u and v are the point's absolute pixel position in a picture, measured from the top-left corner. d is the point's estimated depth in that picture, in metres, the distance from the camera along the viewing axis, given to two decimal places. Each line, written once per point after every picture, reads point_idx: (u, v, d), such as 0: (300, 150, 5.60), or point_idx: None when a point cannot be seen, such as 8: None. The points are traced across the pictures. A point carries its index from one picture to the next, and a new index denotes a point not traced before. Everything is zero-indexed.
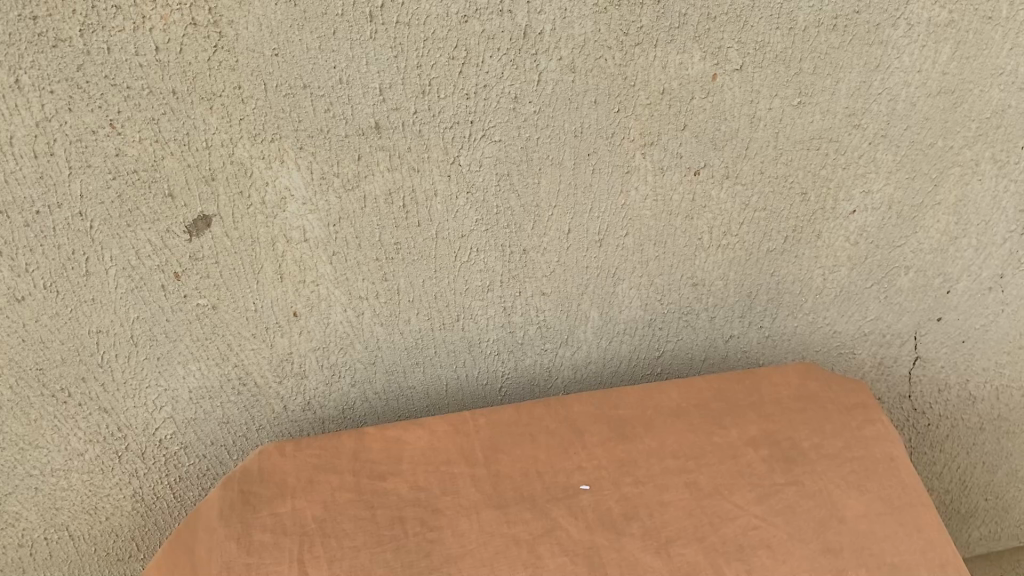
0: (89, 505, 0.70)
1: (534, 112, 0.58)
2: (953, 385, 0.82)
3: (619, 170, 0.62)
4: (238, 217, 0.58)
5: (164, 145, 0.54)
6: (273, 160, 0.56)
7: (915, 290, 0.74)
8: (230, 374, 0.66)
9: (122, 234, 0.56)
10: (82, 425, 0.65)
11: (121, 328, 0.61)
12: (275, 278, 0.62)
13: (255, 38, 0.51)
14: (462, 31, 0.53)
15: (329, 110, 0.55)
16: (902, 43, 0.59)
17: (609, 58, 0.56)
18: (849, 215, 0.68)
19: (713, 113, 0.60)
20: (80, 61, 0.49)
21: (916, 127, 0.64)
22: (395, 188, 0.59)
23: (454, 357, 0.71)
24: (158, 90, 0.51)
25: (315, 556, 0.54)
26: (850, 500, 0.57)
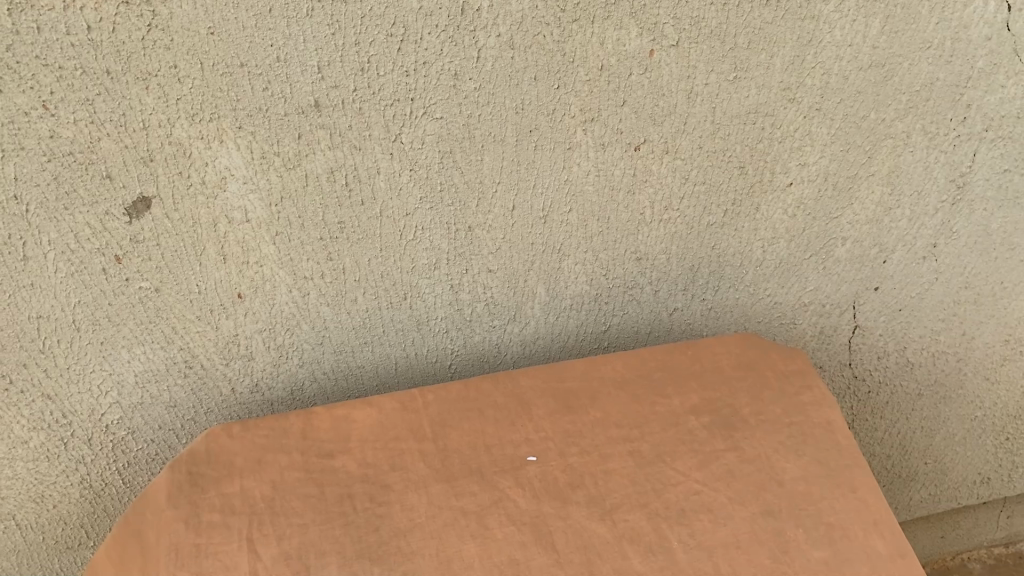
0: (36, 493, 0.69)
1: (474, 89, 0.58)
2: (891, 352, 0.85)
3: (560, 146, 0.63)
4: (178, 198, 0.58)
5: (99, 126, 0.53)
6: (212, 140, 0.56)
7: (853, 261, 0.76)
8: (176, 358, 0.66)
9: (60, 217, 0.56)
10: (25, 412, 0.64)
11: (63, 313, 0.60)
12: (219, 259, 0.62)
13: (190, 17, 0.50)
14: (399, 9, 0.53)
15: (267, 89, 0.55)
16: (834, 18, 0.61)
17: (547, 34, 0.57)
18: (786, 188, 0.70)
19: (651, 89, 0.61)
20: (9, 41, 0.48)
21: (849, 101, 0.66)
22: (338, 167, 0.59)
23: (403, 335, 0.71)
24: (91, 70, 0.51)
25: (264, 535, 0.55)
26: (788, 464, 0.59)
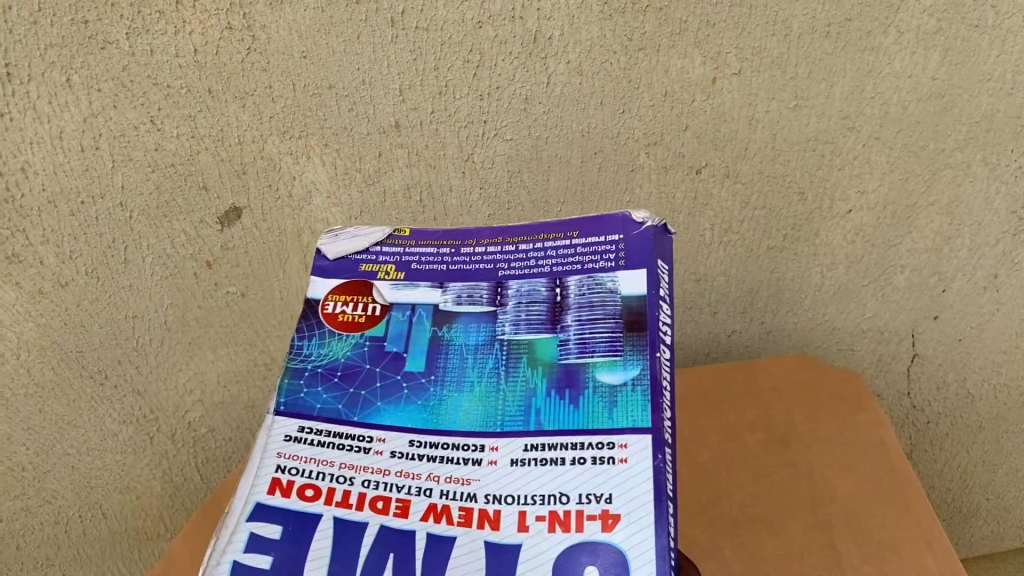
0: (123, 484, 0.73)
1: (544, 113, 0.62)
2: (951, 382, 0.82)
3: (624, 167, 0.65)
4: (266, 209, 0.62)
5: (199, 140, 0.58)
6: (300, 155, 0.60)
7: (913, 290, 0.76)
8: (258, 362, 0.69)
9: (160, 224, 0.61)
10: (117, 406, 0.69)
11: (156, 313, 0.65)
12: (302, 269, 0.65)
13: (287, 41, 0.55)
14: (477, 36, 0.57)
15: (353, 109, 0.59)
16: (893, 50, 0.63)
17: (614, 62, 0.60)
18: (845, 214, 0.71)
19: (713, 115, 0.64)
20: (126, 62, 0.55)
21: (908, 130, 0.67)
22: (413, 184, 0.63)
23: None
24: (195, 89, 0.56)
25: None
26: (840, 481, 0.60)
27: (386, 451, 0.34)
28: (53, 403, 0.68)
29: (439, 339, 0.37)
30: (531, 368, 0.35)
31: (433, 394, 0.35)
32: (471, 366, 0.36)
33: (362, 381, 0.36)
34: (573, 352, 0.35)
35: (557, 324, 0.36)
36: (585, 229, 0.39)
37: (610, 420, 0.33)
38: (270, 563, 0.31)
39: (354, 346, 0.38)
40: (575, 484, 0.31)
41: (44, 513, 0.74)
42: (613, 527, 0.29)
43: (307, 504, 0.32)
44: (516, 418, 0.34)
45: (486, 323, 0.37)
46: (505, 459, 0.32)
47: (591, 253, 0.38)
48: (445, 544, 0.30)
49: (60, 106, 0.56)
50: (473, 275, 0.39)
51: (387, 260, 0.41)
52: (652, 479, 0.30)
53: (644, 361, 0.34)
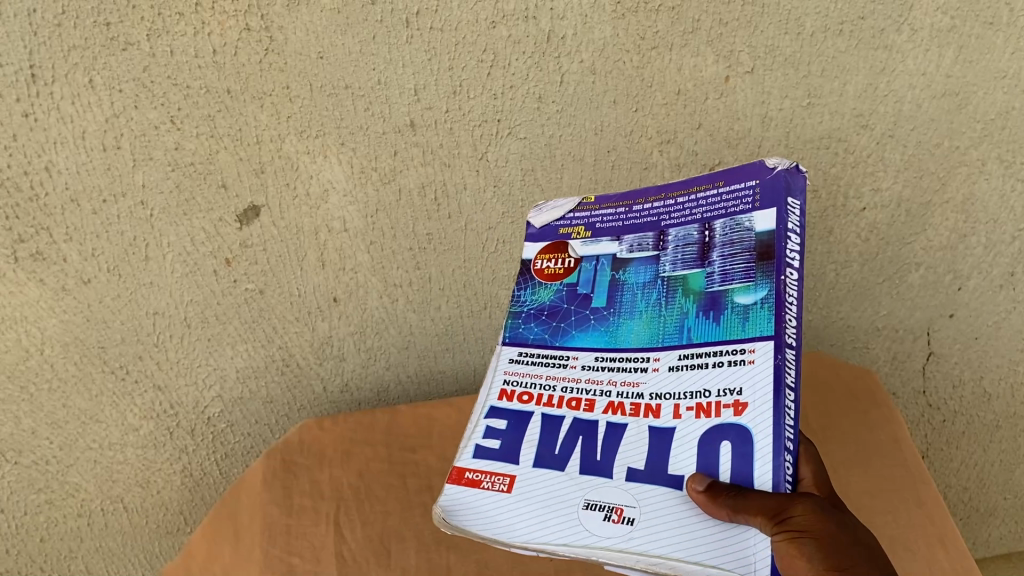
0: (143, 478, 0.76)
1: (557, 111, 0.62)
2: (967, 381, 0.83)
3: (637, 165, 0.66)
4: (285, 207, 0.63)
5: (218, 140, 0.59)
6: (317, 155, 0.61)
7: (927, 287, 0.76)
8: (275, 356, 0.71)
9: (180, 222, 0.62)
10: (138, 401, 0.71)
11: (176, 310, 0.66)
12: (318, 265, 0.67)
13: (302, 42, 0.56)
14: (491, 36, 0.58)
15: (368, 109, 0.60)
16: (907, 48, 0.63)
17: (627, 61, 0.61)
18: (859, 212, 0.71)
19: (726, 113, 0.64)
20: (146, 63, 0.55)
21: (922, 128, 0.67)
22: (428, 182, 0.64)
23: (482, 343, 0.76)
24: (215, 90, 0.57)
25: (349, 518, 0.60)
26: (853, 478, 0.61)
27: (578, 363, 0.43)
28: (76, 399, 0.69)
29: (616, 280, 0.46)
30: (685, 296, 0.43)
31: (612, 322, 0.44)
32: (641, 298, 0.44)
33: (563, 313, 0.46)
34: (717, 281, 0.42)
35: (704, 261, 0.43)
36: (730, 177, 0.45)
37: (742, 331, 0.39)
38: (499, 444, 0.40)
39: (555, 290, 0.47)
40: (716, 382, 0.38)
41: (68, 506, 0.75)
42: (743, 412, 0.37)
43: (520, 405, 0.42)
44: (670, 335, 0.42)
45: (650, 265, 0.45)
46: (665, 365, 0.41)
47: (732, 198, 0.44)
48: (619, 432, 0.39)
49: (82, 107, 0.56)
50: (642, 227, 0.47)
51: (575, 222, 0.49)
52: (771, 374, 0.37)
53: (772, 284, 0.40)
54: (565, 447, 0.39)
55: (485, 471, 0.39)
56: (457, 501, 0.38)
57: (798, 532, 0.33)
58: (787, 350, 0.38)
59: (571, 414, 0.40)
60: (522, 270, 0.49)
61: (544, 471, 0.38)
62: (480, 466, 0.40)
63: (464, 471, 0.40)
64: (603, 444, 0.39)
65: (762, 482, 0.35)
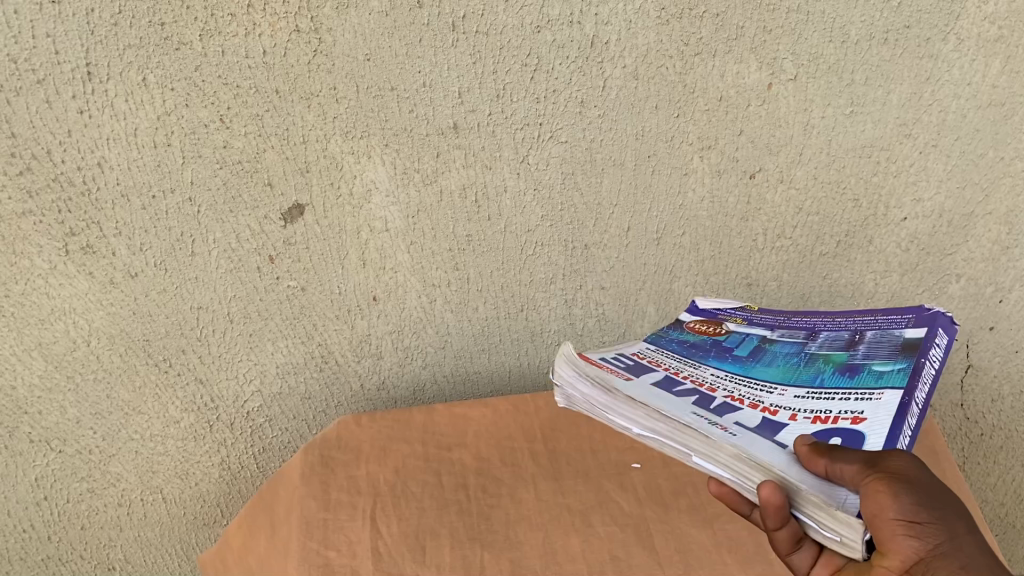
0: (181, 470, 0.77)
1: (599, 116, 0.63)
2: (1007, 395, 0.82)
3: (677, 171, 0.66)
4: (328, 206, 0.64)
5: (266, 139, 0.60)
6: (361, 155, 0.62)
7: (967, 299, 0.75)
8: (315, 353, 0.72)
9: (225, 218, 0.63)
10: (180, 394, 0.72)
11: (220, 305, 0.68)
12: (359, 264, 0.68)
13: (351, 44, 0.57)
14: (535, 40, 0.58)
15: (413, 111, 0.61)
16: (953, 57, 0.62)
17: (670, 67, 0.61)
18: (900, 222, 0.71)
19: (768, 120, 0.64)
20: (198, 62, 0.56)
21: (966, 138, 0.66)
22: (469, 184, 0.65)
23: (518, 345, 0.76)
24: (264, 89, 0.58)
25: (385, 514, 0.60)
26: None
27: (710, 372, 0.49)
28: (119, 390, 0.71)
29: (761, 346, 0.53)
30: (823, 362, 0.48)
31: (748, 363, 0.50)
32: (777, 358, 0.51)
33: (703, 348, 0.53)
34: (859, 357, 0.48)
35: (850, 347, 0.50)
36: (896, 314, 0.53)
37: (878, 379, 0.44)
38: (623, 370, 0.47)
39: (704, 339, 0.55)
40: (846, 408, 0.42)
41: (108, 495, 0.77)
42: (861, 423, 0.40)
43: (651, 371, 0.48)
44: (803, 379, 0.46)
45: (795, 343, 0.52)
46: (790, 393, 0.45)
47: (889, 322, 0.52)
48: (734, 410, 0.43)
49: (135, 104, 0.57)
50: (801, 327, 0.55)
51: (737, 315, 0.59)
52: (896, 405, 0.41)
53: (913, 363, 0.45)
54: (681, 394, 0.44)
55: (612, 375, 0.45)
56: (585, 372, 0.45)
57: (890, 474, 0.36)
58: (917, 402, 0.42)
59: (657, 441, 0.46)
60: (677, 325, 0.59)
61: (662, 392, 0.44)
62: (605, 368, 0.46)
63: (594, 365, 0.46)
64: (717, 405, 0.43)
65: (873, 446, 0.38)
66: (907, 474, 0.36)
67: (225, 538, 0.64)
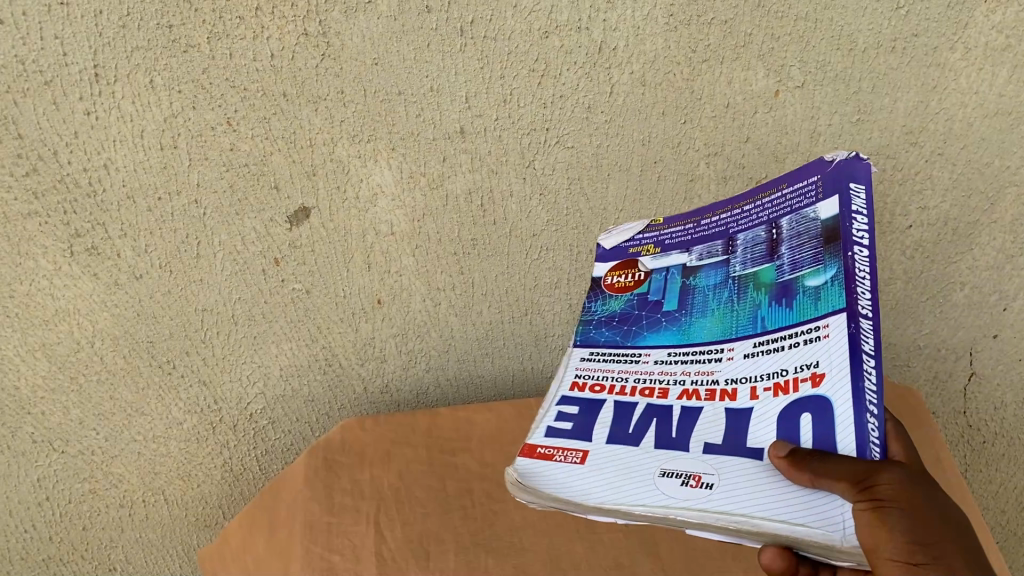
0: (184, 471, 0.77)
1: (605, 121, 0.63)
2: (1009, 403, 0.81)
3: (683, 177, 0.66)
4: (334, 209, 0.64)
5: (273, 142, 0.60)
6: (368, 159, 0.62)
7: (971, 307, 0.75)
8: (318, 355, 0.72)
9: (231, 221, 0.63)
10: (183, 395, 0.72)
11: (224, 308, 0.68)
12: (364, 267, 0.68)
13: (358, 48, 0.57)
14: (543, 46, 0.59)
15: (420, 115, 0.61)
16: (960, 66, 0.61)
17: (677, 73, 0.61)
18: (905, 230, 0.70)
19: (774, 127, 0.64)
20: (205, 65, 0.56)
21: (972, 147, 0.65)
22: (475, 188, 0.65)
23: (522, 349, 0.76)
24: (271, 93, 0.58)
25: (389, 518, 0.61)
26: None
27: (651, 359, 0.44)
28: (122, 391, 0.71)
29: (686, 284, 0.48)
30: (755, 291, 0.44)
31: (684, 322, 0.46)
32: (709, 297, 0.46)
33: (631, 314, 0.48)
34: (787, 270, 0.43)
35: (772, 256, 0.45)
36: (792, 179, 0.46)
37: (816, 309, 0.40)
38: (571, 425, 0.41)
39: (626, 300, 0.49)
40: (798, 361, 0.38)
41: (111, 496, 0.77)
42: (821, 383, 0.36)
43: (592, 395, 0.43)
44: (745, 328, 0.43)
45: (719, 268, 0.47)
46: (739, 354, 0.41)
47: (796, 196, 0.45)
48: (694, 414, 0.39)
49: (142, 106, 0.57)
50: (713, 238, 0.49)
51: (645, 243, 0.52)
52: (847, 343, 0.37)
53: (841, 262, 0.40)
54: (640, 425, 0.40)
55: (558, 446, 0.40)
56: (532, 467, 0.39)
57: (882, 500, 0.32)
58: (864, 320, 0.37)
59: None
60: (592, 287, 0.52)
61: (618, 446, 0.39)
62: (553, 441, 0.40)
63: (536, 446, 0.40)
64: (678, 423, 0.39)
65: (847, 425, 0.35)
66: (897, 500, 0.33)
67: (228, 538, 0.65)
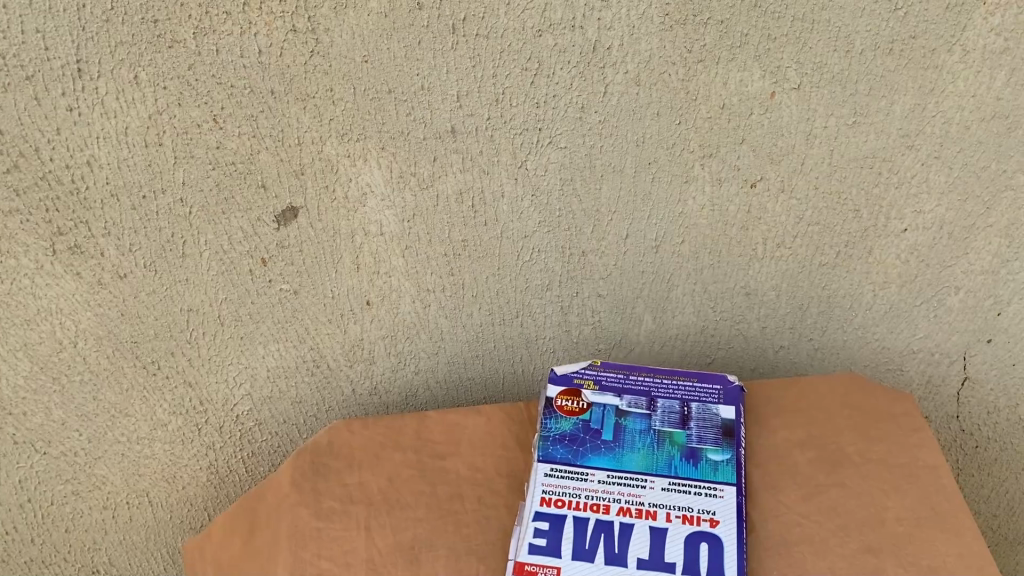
0: (169, 473, 0.76)
1: (599, 122, 0.62)
2: (1003, 408, 0.81)
3: (678, 179, 0.65)
4: (322, 209, 0.63)
5: (260, 140, 0.59)
6: (357, 158, 0.61)
7: (965, 311, 0.74)
8: (306, 357, 0.71)
9: (217, 220, 0.62)
10: (168, 397, 0.71)
11: (210, 308, 0.66)
12: (352, 268, 0.67)
13: (348, 45, 0.56)
14: (536, 45, 0.57)
15: (410, 114, 0.60)
16: (958, 69, 0.60)
17: (672, 74, 0.60)
18: (900, 233, 0.69)
19: (770, 129, 0.63)
20: (192, 61, 0.55)
21: (969, 150, 0.64)
22: (466, 188, 0.64)
23: (512, 352, 0.76)
24: (258, 90, 0.57)
25: (379, 524, 0.60)
26: (893, 504, 0.59)
27: (596, 478, 0.58)
28: (106, 392, 0.69)
29: (620, 423, 0.62)
30: (672, 445, 0.60)
31: (618, 451, 0.60)
32: (637, 438, 0.61)
33: (579, 439, 0.61)
34: (694, 439, 0.61)
35: (683, 424, 0.62)
36: (701, 377, 0.66)
37: (714, 475, 0.58)
38: (545, 541, 0.55)
39: (573, 423, 0.62)
40: (701, 505, 0.56)
41: (94, 498, 0.76)
42: (717, 525, 0.55)
43: (556, 509, 0.57)
44: (663, 467, 0.59)
45: (644, 419, 0.62)
46: (659, 486, 0.58)
47: (701, 389, 0.65)
48: (629, 531, 0.55)
49: (126, 103, 0.56)
50: (638, 393, 0.65)
51: (586, 377, 0.66)
52: (735, 508, 0.56)
53: (734, 451, 0.60)
54: (593, 542, 0.55)
55: (540, 564, 0.54)
56: None
57: None
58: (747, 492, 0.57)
59: (593, 516, 0.56)
60: (546, 405, 0.64)
61: (580, 563, 0.54)
62: (536, 560, 0.54)
63: (524, 564, 0.54)
64: (618, 540, 0.55)
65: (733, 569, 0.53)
66: None
67: (206, 538, 0.63)
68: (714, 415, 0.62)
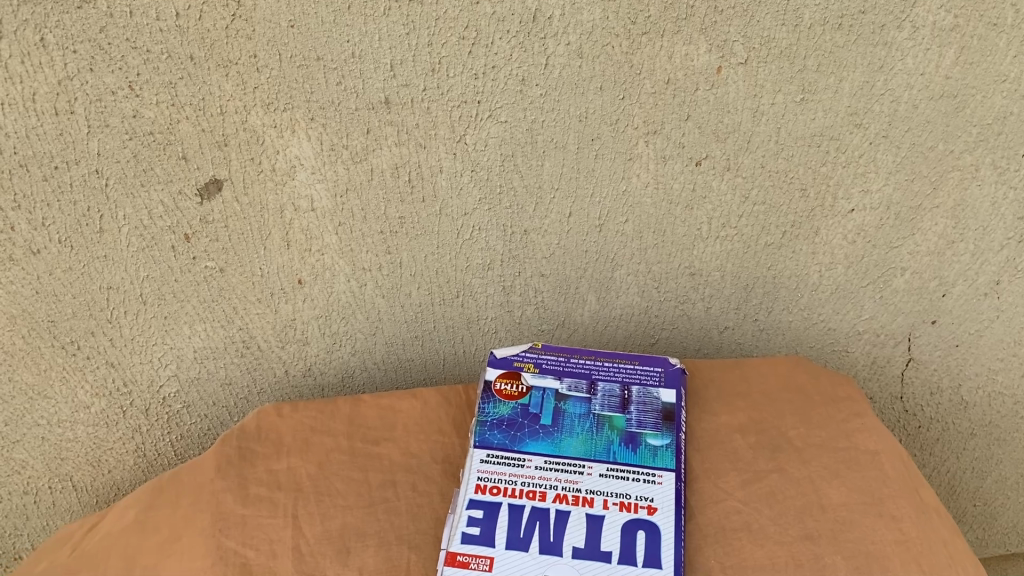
0: (93, 457, 0.73)
1: (540, 95, 0.59)
2: (944, 389, 0.81)
3: (621, 156, 0.63)
4: (248, 182, 0.60)
5: (179, 109, 0.55)
6: (285, 129, 0.58)
7: (910, 293, 0.73)
8: (235, 337, 0.69)
9: (136, 193, 0.59)
10: (89, 378, 0.67)
11: (132, 286, 0.63)
12: (283, 245, 0.64)
13: (273, 9, 0.52)
14: (473, 13, 0.54)
15: (340, 83, 0.56)
16: (907, 46, 0.59)
17: (616, 46, 0.58)
18: (847, 213, 0.68)
19: (715, 105, 0.61)
20: (103, 23, 0.51)
21: (917, 130, 0.63)
22: (402, 163, 0.61)
23: (453, 332, 0.74)
24: (176, 55, 0.53)
25: (308, 512, 0.57)
26: (832, 490, 0.58)
27: (532, 464, 0.56)
28: (22, 374, 0.65)
29: (559, 407, 0.60)
30: (611, 430, 0.59)
31: (556, 436, 0.58)
32: (576, 423, 0.59)
33: (517, 424, 0.59)
34: (634, 424, 0.59)
35: (624, 408, 0.60)
36: (642, 360, 0.65)
37: (653, 461, 0.57)
38: (478, 531, 0.52)
39: (511, 407, 0.61)
40: (639, 492, 0.55)
41: (13, 483, 0.72)
42: (655, 513, 0.53)
43: (490, 497, 0.54)
44: (602, 453, 0.57)
45: (584, 403, 0.61)
46: (597, 472, 0.56)
47: (642, 373, 0.64)
48: (566, 518, 0.53)
49: (32, 66, 0.52)
50: (578, 376, 0.63)
51: (526, 359, 0.64)
52: (673, 494, 0.55)
53: (673, 436, 0.59)
54: (527, 531, 0.52)
55: (472, 554, 0.51)
56: None
57: None
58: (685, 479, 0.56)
59: (529, 503, 0.54)
60: (484, 389, 0.62)
61: (514, 552, 0.51)
62: (468, 550, 0.51)
63: (456, 554, 0.51)
64: (554, 529, 0.52)
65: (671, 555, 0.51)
66: None
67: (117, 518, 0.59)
68: (654, 399, 0.61)
